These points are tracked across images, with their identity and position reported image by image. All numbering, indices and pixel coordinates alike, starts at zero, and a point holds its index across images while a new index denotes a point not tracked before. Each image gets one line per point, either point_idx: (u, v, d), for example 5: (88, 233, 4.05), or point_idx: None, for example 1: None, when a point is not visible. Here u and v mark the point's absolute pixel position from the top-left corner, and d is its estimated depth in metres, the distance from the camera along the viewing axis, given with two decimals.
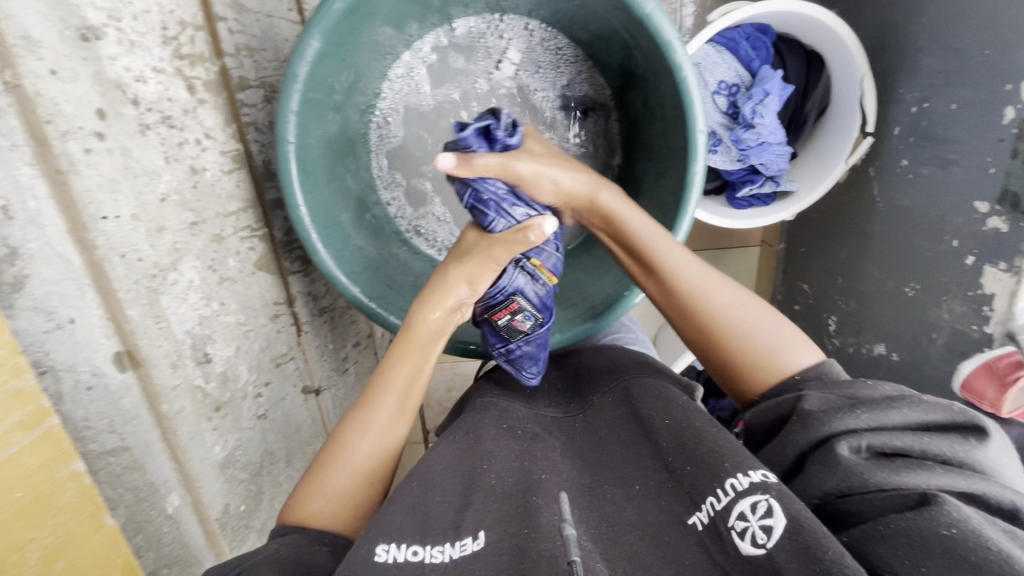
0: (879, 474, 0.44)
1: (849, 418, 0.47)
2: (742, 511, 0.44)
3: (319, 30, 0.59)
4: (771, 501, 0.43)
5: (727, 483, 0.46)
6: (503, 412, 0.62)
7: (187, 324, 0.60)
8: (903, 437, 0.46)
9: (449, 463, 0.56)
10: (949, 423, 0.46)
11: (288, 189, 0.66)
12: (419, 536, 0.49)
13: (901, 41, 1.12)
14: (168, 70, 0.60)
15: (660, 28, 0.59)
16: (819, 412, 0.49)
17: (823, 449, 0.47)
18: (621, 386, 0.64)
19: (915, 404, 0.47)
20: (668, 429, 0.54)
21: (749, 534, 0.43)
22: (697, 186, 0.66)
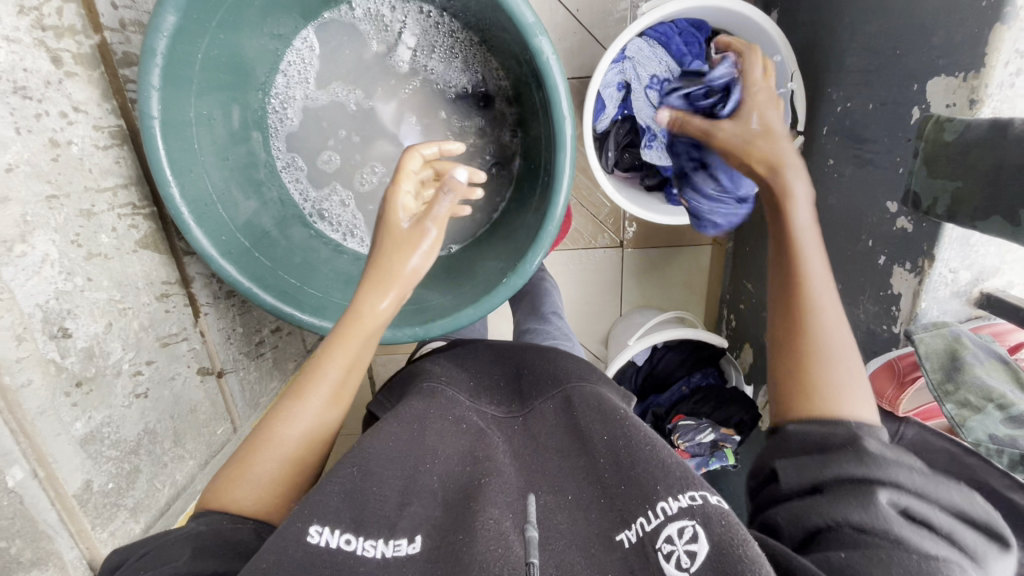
0: (904, 530, 0.45)
1: (905, 472, 0.49)
2: (670, 534, 0.47)
3: (175, 4, 0.59)
4: (697, 527, 0.46)
5: (659, 506, 0.49)
6: (448, 411, 0.65)
7: (39, 297, 0.60)
8: (932, 516, 0.47)
9: (393, 454, 0.57)
10: (977, 535, 0.48)
11: (156, 166, 0.65)
12: (353, 524, 0.51)
13: (831, 41, 1.13)
14: (25, 41, 0.59)
15: (520, 12, 0.60)
16: (882, 456, 0.49)
17: (865, 489, 0.48)
18: (562, 393, 0.66)
19: (958, 493, 0.50)
20: (605, 444, 0.57)
21: (675, 556, 0.46)
22: (567, 173, 0.68)
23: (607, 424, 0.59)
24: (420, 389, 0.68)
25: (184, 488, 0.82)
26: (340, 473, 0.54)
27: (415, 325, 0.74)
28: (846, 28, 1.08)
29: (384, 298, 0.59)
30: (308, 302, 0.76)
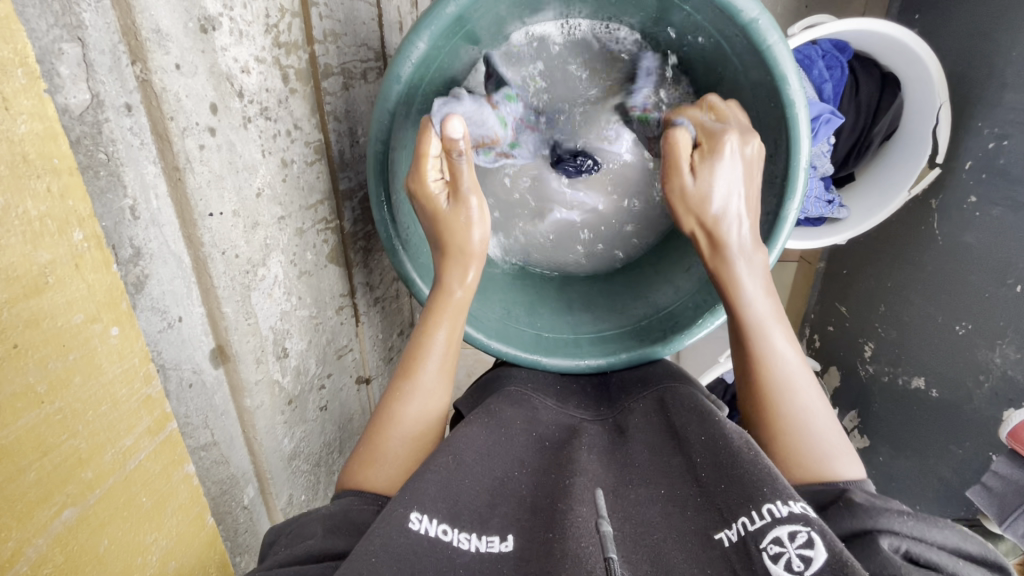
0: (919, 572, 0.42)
1: (896, 518, 0.46)
2: (779, 537, 0.42)
3: (428, 33, 0.57)
4: (812, 535, 0.41)
5: (764, 507, 0.44)
6: (532, 417, 0.63)
7: (271, 319, 0.60)
8: (938, 553, 0.45)
9: (480, 448, 0.55)
10: (984, 565, 0.46)
11: (375, 192, 0.64)
12: (449, 516, 0.48)
13: (987, 71, 1.09)
14: (269, 60, 0.58)
15: (779, 61, 0.56)
16: (867, 505, 0.47)
17: (866, 541, 0.45)
18: (656, 393, 0.64)
19: (951, 530, 0.47)
20: (704, 446, 0.52)
21: (784, 560, 0.41)
22: (788, 226, 0.63)
23: (699, 419, 0.56)
24: (505, 390, 0.67)
25: None
26: (434, 467, 0.51)
27: (597, 355, 0.74)
28: (1011, 61, 1.04)
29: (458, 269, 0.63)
30: (491, 328, 0.75)
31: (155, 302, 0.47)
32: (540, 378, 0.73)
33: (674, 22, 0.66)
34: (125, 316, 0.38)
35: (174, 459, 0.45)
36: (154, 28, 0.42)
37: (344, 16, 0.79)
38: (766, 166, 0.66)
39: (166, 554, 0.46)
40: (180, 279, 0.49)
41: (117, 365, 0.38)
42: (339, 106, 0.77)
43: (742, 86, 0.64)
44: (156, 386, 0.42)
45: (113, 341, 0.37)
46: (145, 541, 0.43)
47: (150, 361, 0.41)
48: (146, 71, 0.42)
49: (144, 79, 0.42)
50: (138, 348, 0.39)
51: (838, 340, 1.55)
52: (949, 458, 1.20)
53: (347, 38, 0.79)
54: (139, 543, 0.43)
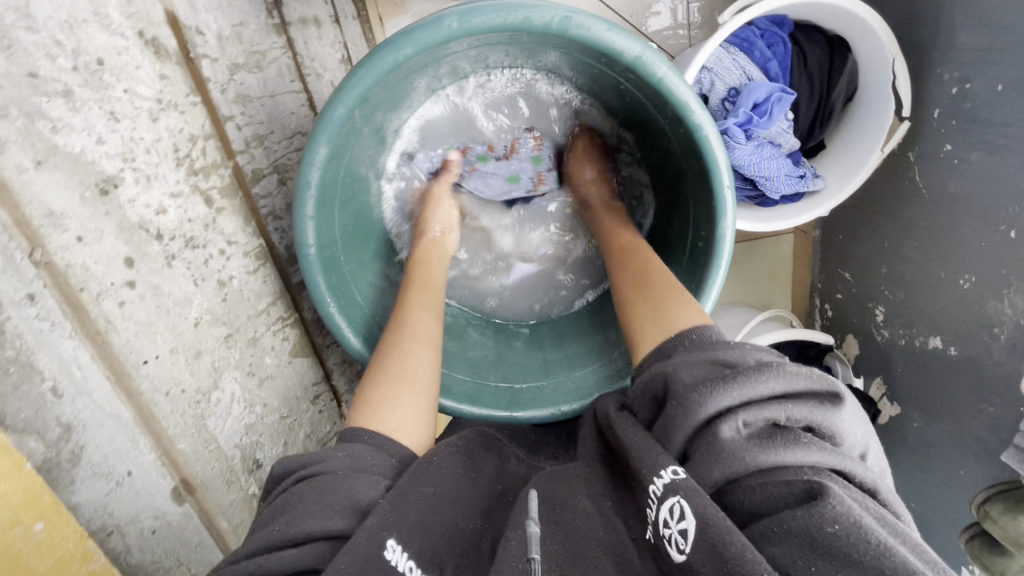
0: (757, 454, 0.41)
1: (723, 396, 0.43)
2: (666, 515, 0.42)
3: (326, 137, 0.58)
4: (682, 503, 0.41)
5: (652, 491, 0.44)
6: (501, 468, 0.62)
7: (235, 437, 0.61)
8: (769, 407, 0.43)
9: (451, 485, 0.54)
10: (812, 391, 0.44)
11: (315, 291, 0.64)
12: (419, 553, 0.46)
13: (936, 16, 1.05)
14: (185, 191, 0.61)
15: (675, 91, 0.55)
16: (695, 394, 0.45)
17: (707, 434, 0.43)
18: (593, 412, 0.62)
19: (780, 374, 0.43)
20: (619, 444, 0.52)
21: (673, 540, 0.41)
22: (728, 242, 0.62)
23: (620, 422, 0.55)
24: (481, 432, 0.67)
25: None
26: (389, 500, 0.50)
27: (571, 400, 0.73)
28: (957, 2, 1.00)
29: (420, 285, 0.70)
30: (463, 391, 0.74)
31: (97, 468, 0.48)
32: (525, 438, 0.71)
33: (572, 65, 0.65)
34: (49, 508, 0.43)
35: None
36: (46, 213, 0.45)
37: (268, 114, 0.79)
38: (695, 188, 0.64)
39: None
40: (123, 437, 0.50)
41: (48, 556, 0.43)
42: (278, 204, 0.79)
43: (653, 113, 0.63)
44: (97, 560, 0.46)
45: (39, 535, 0.42)
46: None
47: (84, 538, 0.45)
48: (46, 253, 0.45)
49: (46, 262, 0.45)
50: (69, 532, 0.44)
51: (850, 308, 1.49)
52: (981, 418, 1.10)
53: (275, 135, 0.80)
54: None
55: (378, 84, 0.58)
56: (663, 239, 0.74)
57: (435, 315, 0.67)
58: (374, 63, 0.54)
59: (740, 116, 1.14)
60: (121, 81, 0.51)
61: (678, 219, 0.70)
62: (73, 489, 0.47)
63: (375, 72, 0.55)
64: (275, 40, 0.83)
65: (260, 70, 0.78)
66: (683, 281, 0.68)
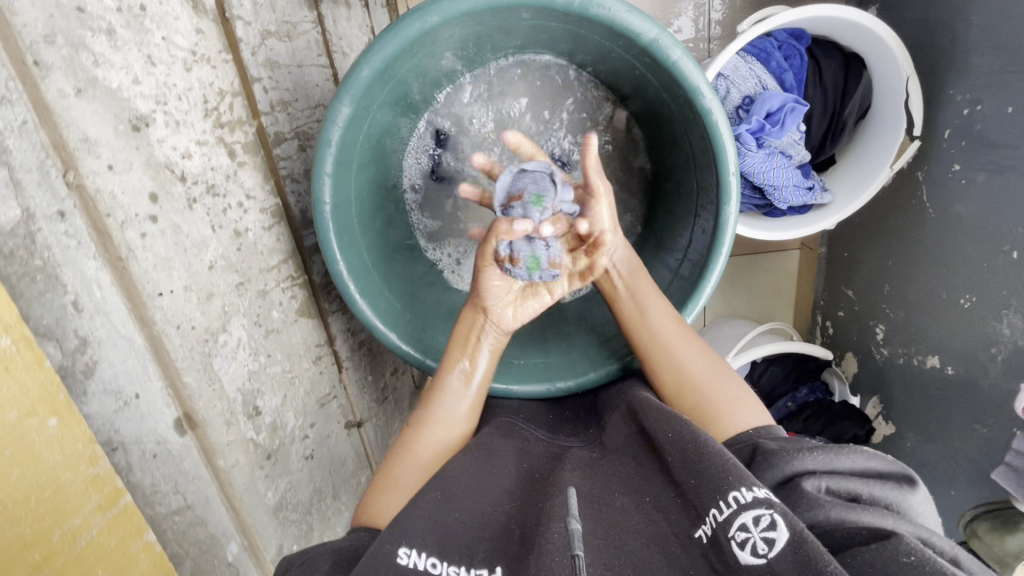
0: (838, 507, 0.45)
1: (809, 457, 0.49)
2: (744, 523, 0.45)
3: (350, 96, 0.60)
4: (775, 516, 0.43)
5: (731, 496, 0.47)
6: (524, 449, 0.65)
7: (238, 381, 0.63)
8: (853, 480, 0.48)
9: (471, 480, 0.58)
10: (888, 473, 0.49)
11: (326, 247, 0.67)
12: (439, 548, 0.52)
13: (951, 39, 1.07)
14: (211, 141, 0.63)
15: (687, 74, 0.57)
16: (780, 451, 0.50)
17: (790, 488, 0.48)
18: (625, 403, 0.65)
19: (861, 452, 0.50)
20: (671, 444, 0.54)
21: (749, 544, 0.44)
22: (731, 228, 0.63)
23: (662, 414, 0.58)
24: (495, 418, 0.69)
25: None
26: (424, 501, 0.54)
27: (567, 377, 0.75)
28: (972, 25, 1.02)
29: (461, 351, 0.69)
30: None
31: (107, 385, 0.52)
32: (518, 414, 0.73)
33: (590, 47, 0.67)
34: (64, 406, 0.44)
35: (131, 530, 0.49)
36: (81, 137, 0.47)
37: (294, 83, 0.82)
38: (703, 177, 0.66)
39: None
40: (133, 360, 0.52)
41: (59, 450, 0.44)
42: (297, 168, 0.81)
43: (666, 99, 0.65)
44: (103, 466, 0.47)
45: (51, 431, 0.43)
46: None
47: (94, 442, 0.46)
48: (78, 176, 0.47)
49: (78, 184, 0.48)
50: (80, 434, 0.45)
51: (850, 326, 1.49)
52: (973, 438, 1.11)
53: (299, 104, 0.83)
54: None
55: (403, 51, 0.61)
56: (669, 227, 0.76)
57: (467, 416, 0.67)
58: (401, 28, 0.57)
59: (753, 124, 1.16)
60: (160, 29, 0.53)
61: (684, 210, 0.72)
62: (85, 399, 0.51)
63: (400, 38, 0.58)
64: (306, 13, 0.86)
65: (289, 39, 0.81)
66: (684, 269, 0.70)
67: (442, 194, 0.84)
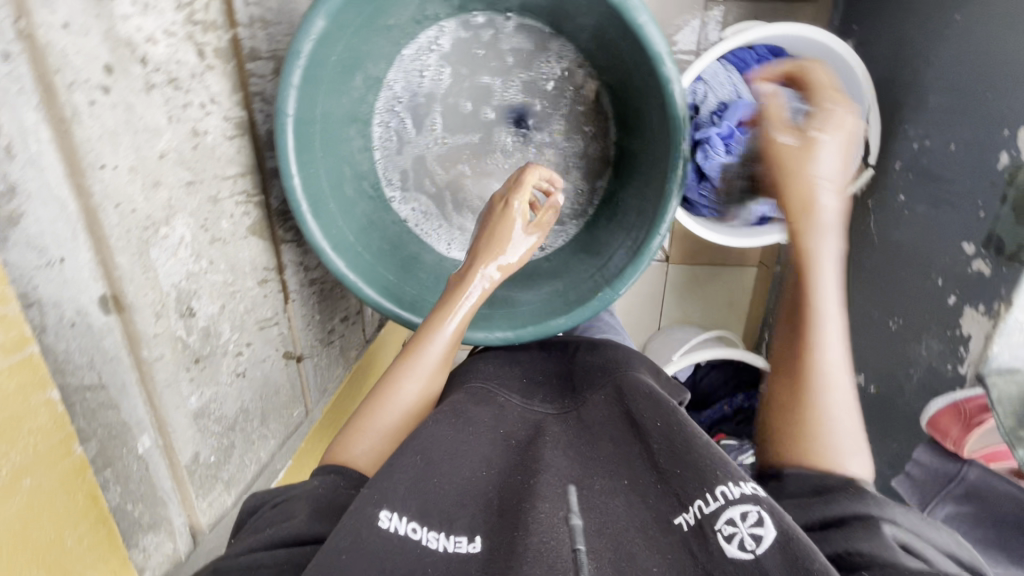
0: (892, 551, 0.48)
1: (901, 512, 0.53)
2: (732, 517, 0.48)
3: (325, 10, 0.61)
4: (761, 513, 0.47)
5: (718, 490, 0.50)
6: (500, 415, 0.66)
7: (175, 277, 0.63)
8: (941, 547, 0.51)
9: (445, 440, 0.59)
10: (943, 542, 0.53)
11: (283, 160, 0.67)
12: (419, 514, 0.52)
13: (911, 78, 1.14)
14: (179, 34, 0.62)
15: (651, 41, 0.60)
16: (877, 499, 0.54)
17: (869, 526, 0.51)
18: (612, 383, 0.68)
19: (952, 536, 0.54)
20: (659, 432, 0.58)
21: (737, 538, 0.47)
22: (676, 199, 0.67)
23: (654, 405, 0.61)
24: (468, 386, 0.70)
25: (265, 465, 0.86)
26: (403, 465, 0.54)
27: (506, 328, 0.77)
28: (931, 64, 1.09)
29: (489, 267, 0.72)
30: (405, 299, 0.77)
31: (30, 240, 0.48)
32: (480, 369, 0.74)
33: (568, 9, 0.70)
34: None
35: (34, 380, 0.43)
36: None
37: (278, 6, 0.82)
38: (657, 148, 0.70)
39: (18, 470, 0.42)
40: (63, 224, 0.50)
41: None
42: (268, 90, 0.81)
43: (632, 69, 0.68)
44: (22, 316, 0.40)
45: None
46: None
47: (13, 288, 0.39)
48: (29, 27, 0.45)
49: (27, 34, 0.45)
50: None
51: None
52: (884, 452, 1.19)
53: (281, 28, 0.83)
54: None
55: None
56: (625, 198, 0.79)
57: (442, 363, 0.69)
58: None
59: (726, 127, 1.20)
60: None
61: (639, 181, 0.76)
62: (3, 247, 0.46)
63: None
64: None
65: None
66: (631, 237, 0.74)
67: (412, 139, 0.86)
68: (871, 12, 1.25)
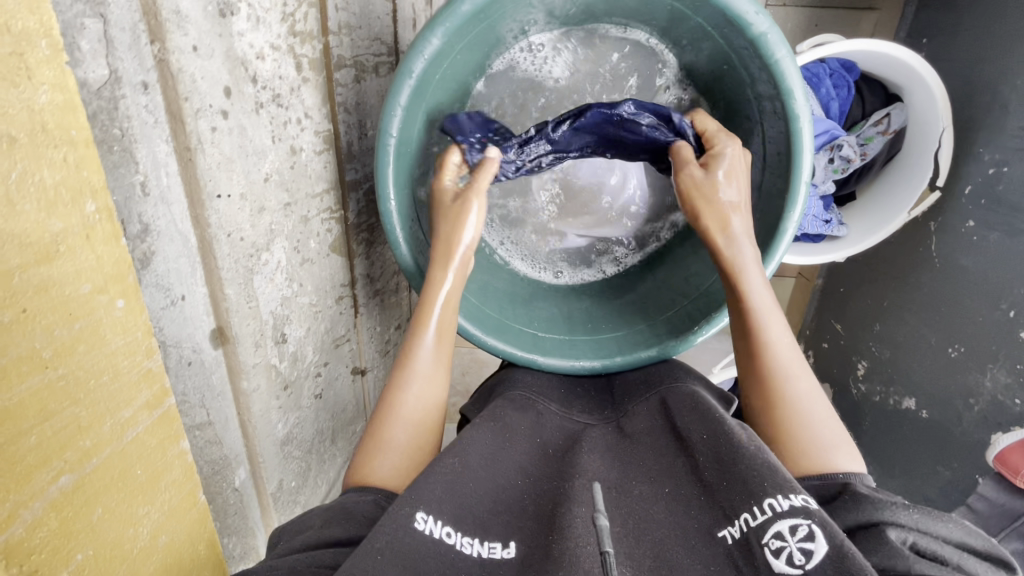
0: (923, 566, 0.41)
1: (900, 510, 0.45)
2: (779, 531, 0.42)
3: (443, 30, 0.58)
4: (813, 527, 0.41)
5: (766, 503, 0.44)
6: (538, 422, 0.61)
7: (272, 304, 0.60)
8: (943, 546, 0.43)
9: (483, 443, 0.54)
10: (978, 547, 0.45)
11: (380, 181, 0.63)
12: (454, 519, 0.47)
13: (991, 98, 1.06)
14: (283, 48, 0.59)
15: (787, 75, 0.57)
16: (873, 496, 0.46)
17: (873, 533, 0.44)
18: (658, 396, 0.63)
19: (959, 525, 0.46)
20: (705, 443, 0.52)
21: (784, 554, 0.41)
22: (789, 237, 0.63)
23: (700, 416, 0.55)
24: (510, 393, 0.65)
25: (332, 483, 0.85)
26: (443, 466, 0.50)
27: (594, 357, 0.72)
28: (1016, 90, 1.00)
29: (446, 276, 0.62)
30: (488, 324, 0.72)
31: (159, 279, 0.48)
32: (518, 378, 0.69)
33: (679, 33, 0.67)
34: (132, 290, 0.36)
35: (171, 435, 0.43)
36: (174, 9, 0.42)
37: (360, 9, 0.77)
38: (767, 180, 0.65)
39: (157, 528, 0.44)
40: (185, 258, 0.50)
41: (119, 338, 0.37)
42: (349, 99, 0.77)
43: (748, 99, 0.64)
44: (158, 362, 0.40)
45: (118, 314, 0.36)
46: (137, 513, 0.41)
47: (153, 335, 0.39)
48: (164, 51, 0.43)
49: (161, 59, 0.43)
50: (142, 321, 0.38)
51: (833, 359, 1.47)
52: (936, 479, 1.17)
53: (362, 32, 0.78)
54: (131, 514, 0.41)
55: None
56: None
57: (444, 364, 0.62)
58: None
59: None
60: None
61: None
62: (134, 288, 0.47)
63: None
64: None
65: None
66: None
67: None
68: (947, 27, 1.16)
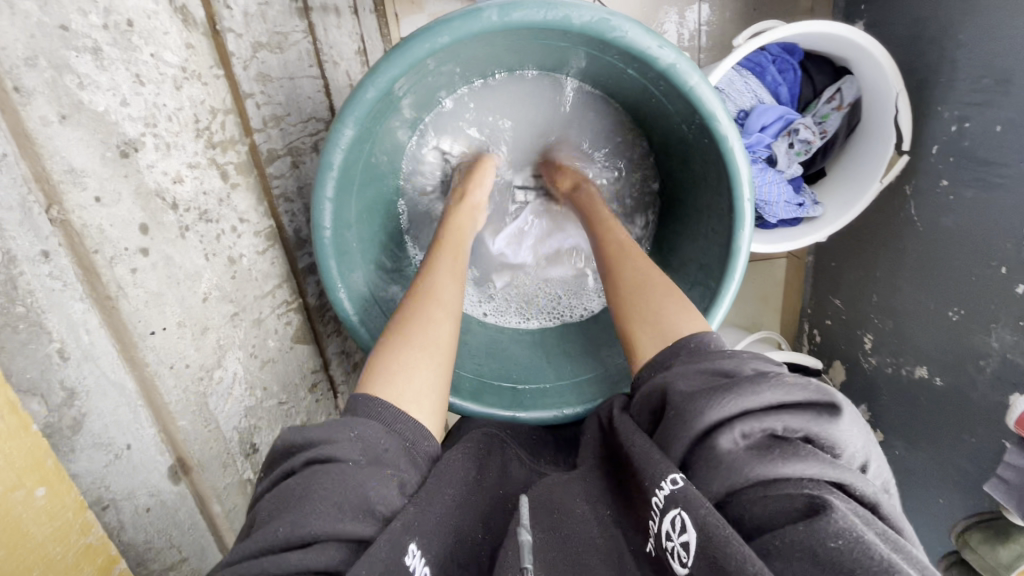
0: (756, 466, 0.37)
1: (714, 404, 0.39)
2: (671, 523, 0.38)
3: (353, 118, 0.57)
4: (687, 510, 0.37)
5: (655, 498, 0.40)
6: (500, 466, 0.58)
7: (235, 419, 0.60)
8: (767, 417, 0.38)
9: None
10: (808, 400, 0.39)
11: (326, 274, 0.63)
12: None
13: (938, 57, 1.04)
14: (203, 163, 0.57)
15: (705, 100, 0.56)
16: (689, 401, 0.41)
17: (700, 449, 0.39)
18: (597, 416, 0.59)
19: (779, 384, 0.39)
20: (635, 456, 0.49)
21: (677, 553, 0.37)
22: (745, 251, 0.61)
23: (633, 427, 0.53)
24: (476, 431, 0.64)
25: None
26: None
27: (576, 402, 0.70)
28: (960, 44, 0.99)
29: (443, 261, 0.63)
30: (465, 389, 0.71)
31: (97, 438, 0.48)
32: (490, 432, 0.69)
33: (599, 70, 0.66)
34: (52, 474, 0.41)
35: None
36: (67, 169, 0.43)
37: (286, 95, 0.74)
38: (713, 198, 0.64)
39: None
40: (124, 407, 0.49)
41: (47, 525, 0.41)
42: (290, 187, 0.74)
43: (679, 124, 0.63)
44: (95, 533, 0.44)
45: (40, 501, 0.40)
46: None
47: (84, 509, 0.43)
48: (64, 212, 0.44)
49: (62, 220, 0.44)
50: (70, 501, 0.42)
51: (838, 335, 1.42)
52: (962, 449, 1.07)
53: (292, 118, 0.75)
54: None
55: (413, 70, 0.58)
56: (671, 249, 0.74)
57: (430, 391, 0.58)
58: (409, 49, 0.54)
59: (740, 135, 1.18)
60: (148, 44, 0.50)
61: (693, 228, 0.69)
62: (71, 457, 0.47)
63: (409, 58, 0.55)
64: (298, 23, 0.79)
65: (281, 51, 0.74)
66: (695, 289, 0.67)
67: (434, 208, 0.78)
68: None
